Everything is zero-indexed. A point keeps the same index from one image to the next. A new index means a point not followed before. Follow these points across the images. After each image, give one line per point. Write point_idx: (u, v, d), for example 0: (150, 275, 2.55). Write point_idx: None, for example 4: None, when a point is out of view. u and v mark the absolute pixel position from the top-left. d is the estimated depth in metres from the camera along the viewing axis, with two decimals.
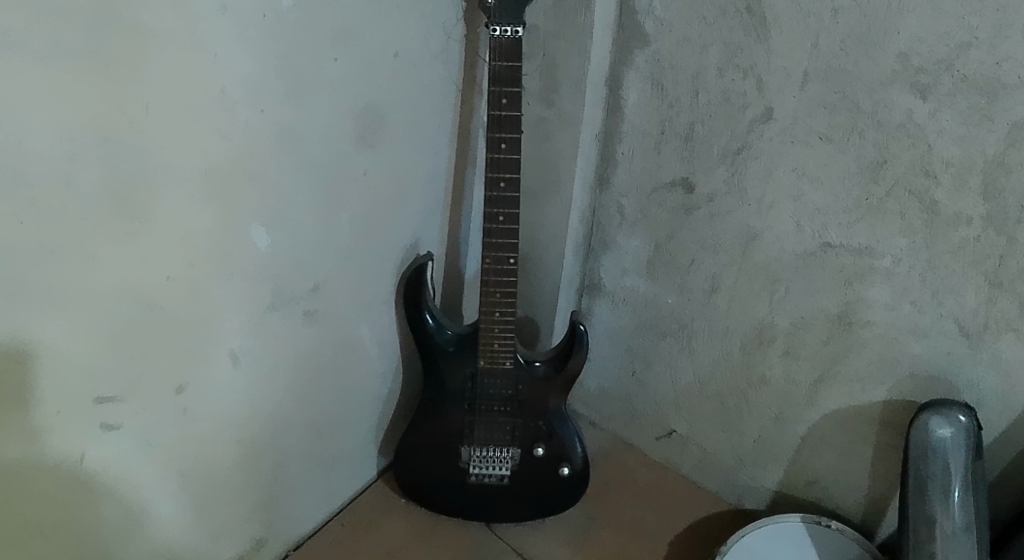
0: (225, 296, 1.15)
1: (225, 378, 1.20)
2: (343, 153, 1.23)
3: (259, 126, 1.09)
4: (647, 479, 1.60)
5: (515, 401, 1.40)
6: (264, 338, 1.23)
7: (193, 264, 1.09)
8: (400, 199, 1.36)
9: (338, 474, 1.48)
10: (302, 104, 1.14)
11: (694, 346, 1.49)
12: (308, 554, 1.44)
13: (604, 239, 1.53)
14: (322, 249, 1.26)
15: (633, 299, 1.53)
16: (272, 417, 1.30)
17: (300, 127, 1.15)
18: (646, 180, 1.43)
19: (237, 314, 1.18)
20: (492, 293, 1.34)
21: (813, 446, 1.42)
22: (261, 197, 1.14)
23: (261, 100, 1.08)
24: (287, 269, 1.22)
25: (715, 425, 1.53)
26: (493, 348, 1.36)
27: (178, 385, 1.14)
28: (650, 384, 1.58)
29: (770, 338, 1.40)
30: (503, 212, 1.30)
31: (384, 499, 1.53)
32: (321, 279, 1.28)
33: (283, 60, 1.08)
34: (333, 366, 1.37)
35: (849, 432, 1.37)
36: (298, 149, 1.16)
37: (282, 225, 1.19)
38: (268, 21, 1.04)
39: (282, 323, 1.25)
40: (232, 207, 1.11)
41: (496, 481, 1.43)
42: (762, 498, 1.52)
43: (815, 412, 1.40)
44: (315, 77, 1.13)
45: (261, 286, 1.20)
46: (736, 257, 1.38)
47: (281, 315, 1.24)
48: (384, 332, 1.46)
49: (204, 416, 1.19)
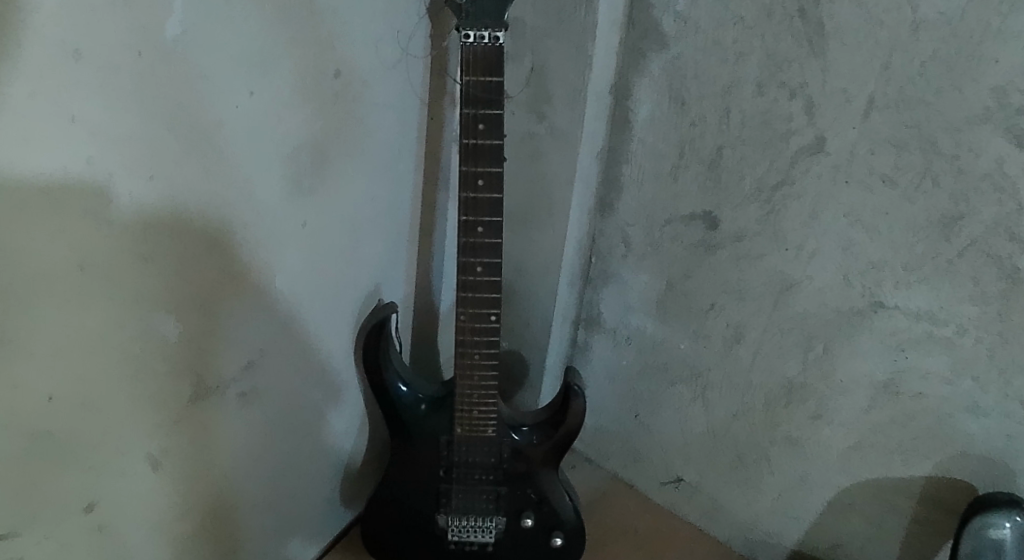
0: (136, 397, 0.89)
1: (145, 492, 0.95)
2: (276, 212, 0.97)
3: (140, 199, 0.82)
4: (648, 530, 1.38)
5: (499, 468, 1.18)
6: (183, 438, 0.97)
7: (87, 368, 0.83)
8: (354, 247, 1.10)
9: (295, 557, 1.23)
10: (211, 159, 0.87)
11: (709, 397, 1.27)
12: None
13: (605, 270, 1.28)
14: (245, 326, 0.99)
15: (640, 339, 1.30)
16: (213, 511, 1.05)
17: (213, 188, 0.89)
18: (659, 211, 1.17)
19: (150, 422, 0.91)
20: (469, 354, 1.13)
21: (842, 512, 1.22)
22: (160, 280, 0.87)
23: (147, 164, 0.81)
24: (211, 351, 0.96)
25: (730, 478, 1.30)
26: (472, 414, 1.15)
27: (90, 503, 0.88)
28: (656, 428, 1.35)
29: (802, 398, 1.17)
30: (482, 261, 1.08)
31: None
32: (247, 357, 1.01)
33: (178, 109, 0.82)
34: (289, 449, 1.12)
35: (881, 499, 1.17)
36: (213, 215, 0.90)
37: (197, 307, 0.92)
38: (145, 63, 0.77)
39: (210, 413, 0.99)
40: (116, 301, 0.83)
41: (478, 554, 1.21)
42: (778, 555, 1.31)
43: (846, 479, 1.19)
44: (219, 121, 0.86)
45: (181, 379, 0.93)
46: (765, 307, 1.14)
47: (207, 406, 0.98)
48: (345, 392, 1.20)
49: (126, 531, 0.94)
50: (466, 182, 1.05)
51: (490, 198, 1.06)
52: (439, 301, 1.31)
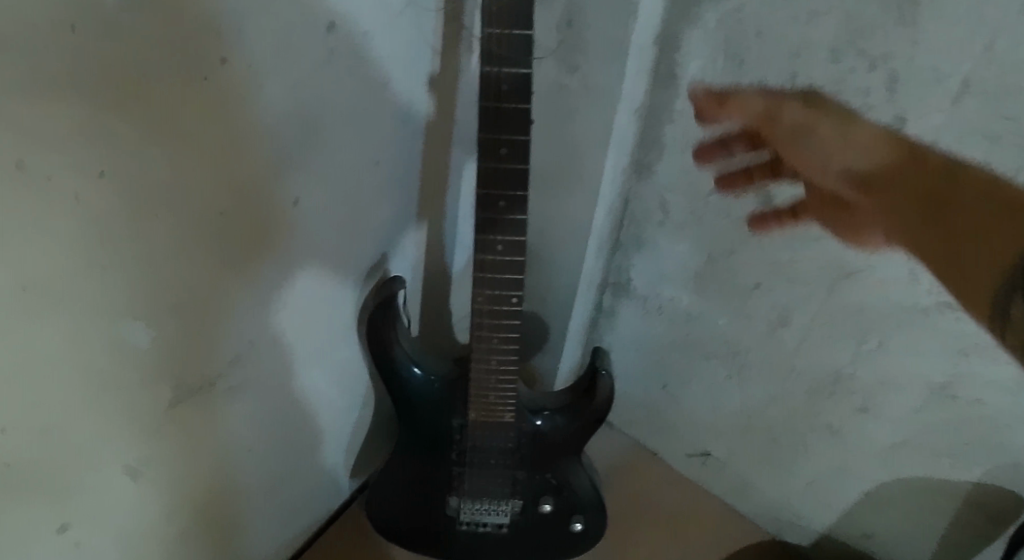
0: (105, 412, 0.78)
1: (128, 500, 0.86)
2: (262, 194, 0.83)
3: (91, 199, 0.68)
4: (674, 503, 1.32)
5: (517, 453, 1.09)
6: (165, 442, 0.86)
7: (42, 393, 0.71)
8: (354, 219, 0.96)
9: (298, 531, 1.17)
10: (178, 142, 0.73)
11: (745, 378, 1.16)
12: None
13: (638, 235, 1.15)
14: (229, 321, 0.87)
15: (673, 311, 1.18)
16: (205, 505, 0.97)
17: (183, 174, 0.75)
18: (704, 179, 1.03)
19: (128, 433, 0.81)
20: (487, 340, 1.01)
21: (877, 505, 1.14)
22: (124, 285, 0.74)
23: (98, 156, 0.67)
24: (192, 350, 0.84)
25: (762, 458, 1.23)
26: (489, 400, 1.04)
27: (62, 522, 0.79)
28: (685, 401, 1.26)
29: (848, 390, 1.07)
30: (503, 239, 0.94)
31: (348, 536, 1.21)
32: (233, 352, 0.89)
33: (131, 90, 0.67)
34: (284, 433, 1.03)
35: (922, 497, 1.09)
36: (185, 206, 0.76)
37: (171, 307, 0.79)
38: (81, 41, 0.61)
39: (194, 413, 0.88)
40: (73, 314, 0.71)
41: (491, 535, 1.14)
42: (807, 536, 1.25)
43: (886, 473, 1.10)
44: (183, 99, 0.71)
45: (155, 386, 0.82)
46: (819, 293, 1.02)
47: (192, 407, 0.87)
48: (346, 369, 1.09)
49: (106, 542, 0.86)
50: (486, 151, 0.89)
51: (514, 170, 0.91)
52: (452, 264, 1.19)
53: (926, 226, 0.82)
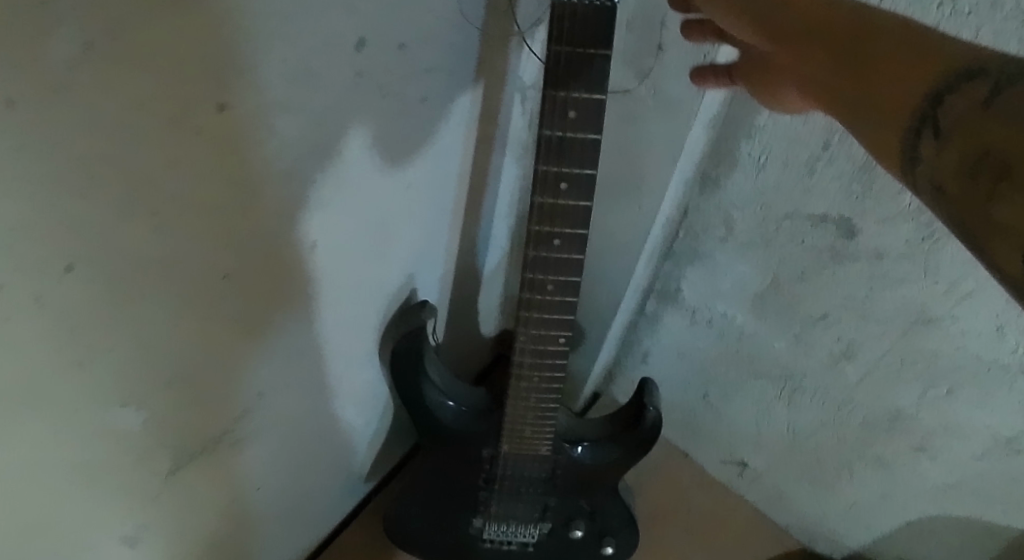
0: (95, 511, 0.65)
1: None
2: (274, 245, 0.68)
3: (58, 299, 0.52)
4: (704, 505, 1.28)
5: (550, 482, 1.02)
6: (163, 518, 0.74)
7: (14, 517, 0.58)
8: (381, 246, 0.83)
9: (309, 543, 1.08)
10: (172, 205, 0.56)
11: (796, 399, 1.07)
12: None
13: (694, 247, 1.04)
14: (235, 382, 0.73)
15: (724, 326, 1.09)
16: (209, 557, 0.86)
17: (178, 239, 0.58)
18: (780, 201, 0.90)
19: (122, 524, 0.69)
20: (526, 377, 0.92)
21: (921, 537, 1.08)
22: (110, 378, 0.58)
23: (66, 247, 0.50)
24: (194, 422, 0.69)
25: (802, 473, 1.15)
26: (525, 434, 0.97)
27: None
28: (726, 411, 1.18)
29: (905, 430, 0.98)
30: (554, 280, 0.84)
31: (372, 542, 1.14)
32: (243, 410, 0.76)
33: (105, 163, 0.49)
34: (299, 466, 0.92)
35: (970, 536, 1.03)
36: (185, 275, 0.60)
37: (168, 384, 0.64)
38: (20, 116, 0.44)
39: (198, 477, 0.74)
40: (45, 427, 0.56)
41: (514, 554, 1.08)
42: (839, 548, 1.20)
43: (934, 508, 1.03)
44: (171, 156, 0.53)
45: (151, 469, 0.68)
46: (894, 335, 0.91)
47: (193, 474, 0.74)
48: (364, 388, 0.98)
49: None
50: (545, 187, 0.76)
51: (575, 207, 0.78)
52: (482, 264, 1.09)
53: (757, 34, 0.56)
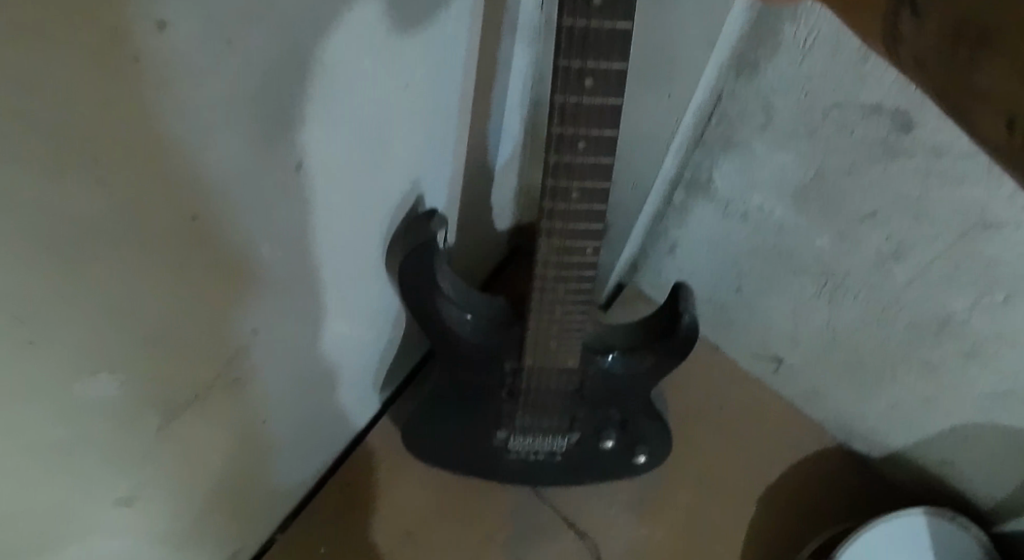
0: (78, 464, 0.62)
1: (112, 520, 0.71)
2: (248, 174, 0.59)
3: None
4: (735, 403, 1.18)
5: (577, 392, 0.97)
6: (158, 458, 0.71)
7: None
8: (381, 157, 0.74)
9: (330, 454, 1.05)
10: (103, 164, 0.47)
11: (837, 299, 0.98)
12: (296, 538, 1.03)
13: (728, 136, 0.93)
14: (217, 323, 0.67)
15: (760, 221, 0.98)
16: (216, 483, 0.84)
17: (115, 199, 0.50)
18: (827, 89, 0.80)
19: (110, 470, 0.66)
20: (551, 290, 0.84)
21: (963, 440, 1.02)
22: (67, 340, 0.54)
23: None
24: (174, 366, 0.65)
25: (839, 374, 1.07)
26: (550, 345, 0.91)
27: None
28: (761, 306, 1.07)
29: (954, 335, 0.91)
30: (579, 186, 0.74)
31: (389, 451, 1.09)
32: (237, 346, 0.71)
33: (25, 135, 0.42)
34: (308, 385, 0.88)
35: (1017, 445, 0.96)
36: (129, 233, 0.53)
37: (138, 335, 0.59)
38: None
39: (195, 415, 0.71)
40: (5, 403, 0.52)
41: (542, 465, 1.05)
42: (876, 448, 1.12)
43: (980, 415, 0.97)
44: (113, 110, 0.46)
45: (129, 420, 0.64)
46: (949, 237, 0.83)
47: (188, 415, 0.71)
48: (374, 303, 0.91)
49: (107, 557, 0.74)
50: (566, 81, 0.65)
51: (602, 104, 0.67)
52: (495, 159, 0.99)
53: None
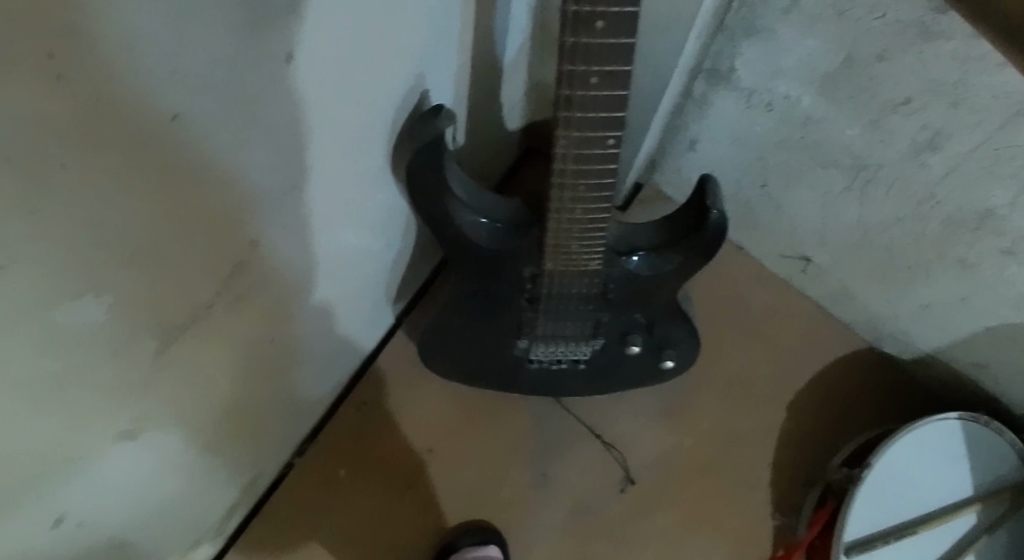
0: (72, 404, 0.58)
1: (117, 458, 0.68)
2: (227, 77, 0.52)
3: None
4: (762, 305, 1.12)
5: (601, 297, 0.91)
6: (158, 392, 0.67)
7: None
8: (376, 45, 0.65)
9: (346, 371, 1.01)
10: (27, 80, 0.40)
11: (868, 194, 0.91)
12: (318, 460, 1.01)
13: (749, 21, 0.83)
14: (212, 247, 0.61)
15: (787, 112, 0.89)
16: (228, 408, 0.80)
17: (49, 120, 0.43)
18: None
19: (106, 409, 0.62)
20: (571, 188, 0.77)
21: (998, 341, 0.95)
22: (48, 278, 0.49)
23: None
24: (166, 291, 0.60)
25: (868, 274, 1.00)
26: (571, 250, 0.84)
27: (57, 515, 0.66)
28: (787, 206, 1.00)
29: (994, 230, 0.84)
30: (600, 71, 0.65)
31: (407, 366, 1.05)
32: (236, 264, 0.66)
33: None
34: (317, 301, 0.83)
35: None
36: (77, 158, 0.46)
37: (126, 261, 0.54)
38: None
39: (191, 343, 0.67)
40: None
41: (565, 372, 1.01)
42: (907, 350, 1.07)
43: (1018, 314, 0.90)
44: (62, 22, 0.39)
45: (122, 354, 0.60)
46: (989, 128, 0.75)
47: (186, 345, 0.66)
48: (381, 210, 0.85)
49: (119, 493, 0.72)
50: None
51: None
52: (503, 52, 0.90)
53: None
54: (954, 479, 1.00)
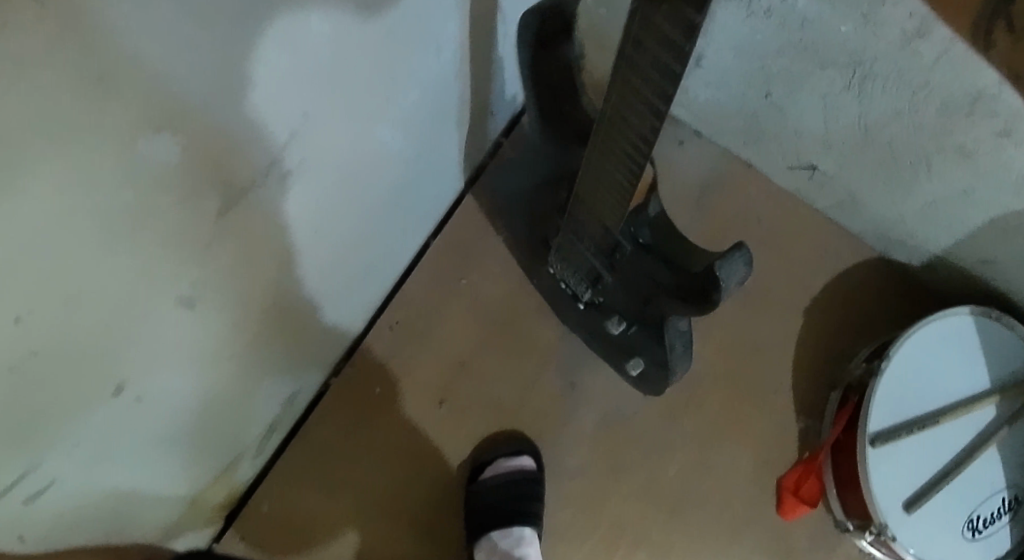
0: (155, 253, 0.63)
1: (182, 326, 0.73)
2: None
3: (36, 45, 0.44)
4: (779, 219, 1.19)
5: (608, 261, 0.93)
6: (218, 260, 0.72)
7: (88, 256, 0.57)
8: None
9: (378, 291, 1.10)
10: None
11: (867, 90, 0.94)
12: (357, 378, 1.11)
13: None
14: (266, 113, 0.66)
15: (785, 12, 0.91)
16: (287, 294, 0.88)
17: None
18: None
19: (181, 268, 0.67)
20: (603, 154, 0.78)
21: (1004, 232, 0.98)
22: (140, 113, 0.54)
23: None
24: (236, 148, 0.65)
25: (874, 174, 1.05)
26: (594, 200, 0.86)
27: (119, 382, 0.69)
28: (790, 113, 1.05)
29: (988, 111, 0.85)
30: (646, 78, 0.64)
31: (436, 288, 1.13)
32: (288, 136, 0.70)
33: None
34: (353, 214, 0.91)
35: None
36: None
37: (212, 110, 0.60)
38: None
39: (254, 214, 0.73)
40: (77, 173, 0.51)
41: (574, 294, 1.07)
42: (916, 255, 1.12)
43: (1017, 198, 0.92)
44: None
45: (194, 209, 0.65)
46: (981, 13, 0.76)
47: (244, 213, 0.71)
48: (414, 111, 0.91)
49: (186, 366, 0.77)
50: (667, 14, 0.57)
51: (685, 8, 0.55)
52: None
53: None
54: (970, 375, 1.02)
